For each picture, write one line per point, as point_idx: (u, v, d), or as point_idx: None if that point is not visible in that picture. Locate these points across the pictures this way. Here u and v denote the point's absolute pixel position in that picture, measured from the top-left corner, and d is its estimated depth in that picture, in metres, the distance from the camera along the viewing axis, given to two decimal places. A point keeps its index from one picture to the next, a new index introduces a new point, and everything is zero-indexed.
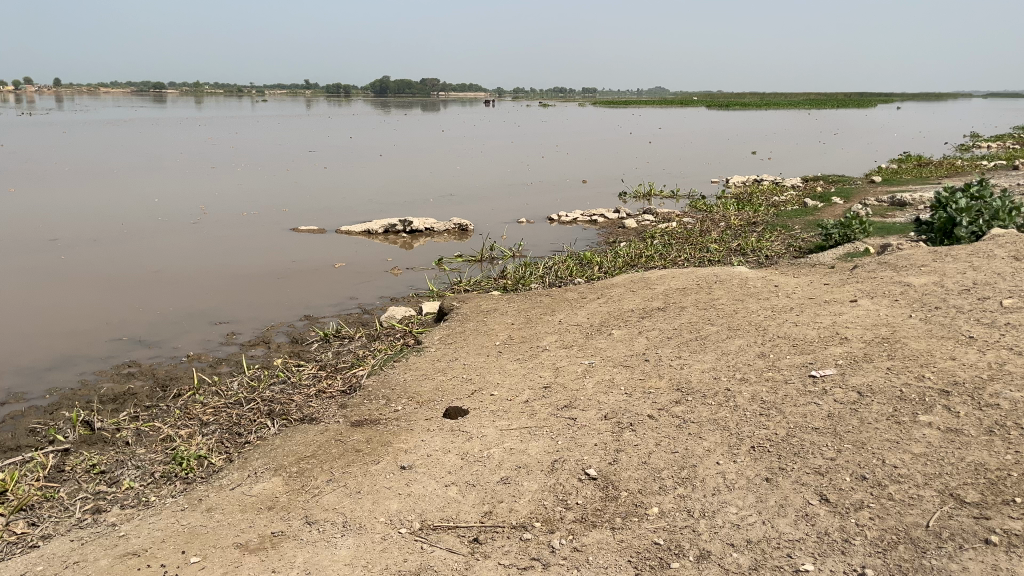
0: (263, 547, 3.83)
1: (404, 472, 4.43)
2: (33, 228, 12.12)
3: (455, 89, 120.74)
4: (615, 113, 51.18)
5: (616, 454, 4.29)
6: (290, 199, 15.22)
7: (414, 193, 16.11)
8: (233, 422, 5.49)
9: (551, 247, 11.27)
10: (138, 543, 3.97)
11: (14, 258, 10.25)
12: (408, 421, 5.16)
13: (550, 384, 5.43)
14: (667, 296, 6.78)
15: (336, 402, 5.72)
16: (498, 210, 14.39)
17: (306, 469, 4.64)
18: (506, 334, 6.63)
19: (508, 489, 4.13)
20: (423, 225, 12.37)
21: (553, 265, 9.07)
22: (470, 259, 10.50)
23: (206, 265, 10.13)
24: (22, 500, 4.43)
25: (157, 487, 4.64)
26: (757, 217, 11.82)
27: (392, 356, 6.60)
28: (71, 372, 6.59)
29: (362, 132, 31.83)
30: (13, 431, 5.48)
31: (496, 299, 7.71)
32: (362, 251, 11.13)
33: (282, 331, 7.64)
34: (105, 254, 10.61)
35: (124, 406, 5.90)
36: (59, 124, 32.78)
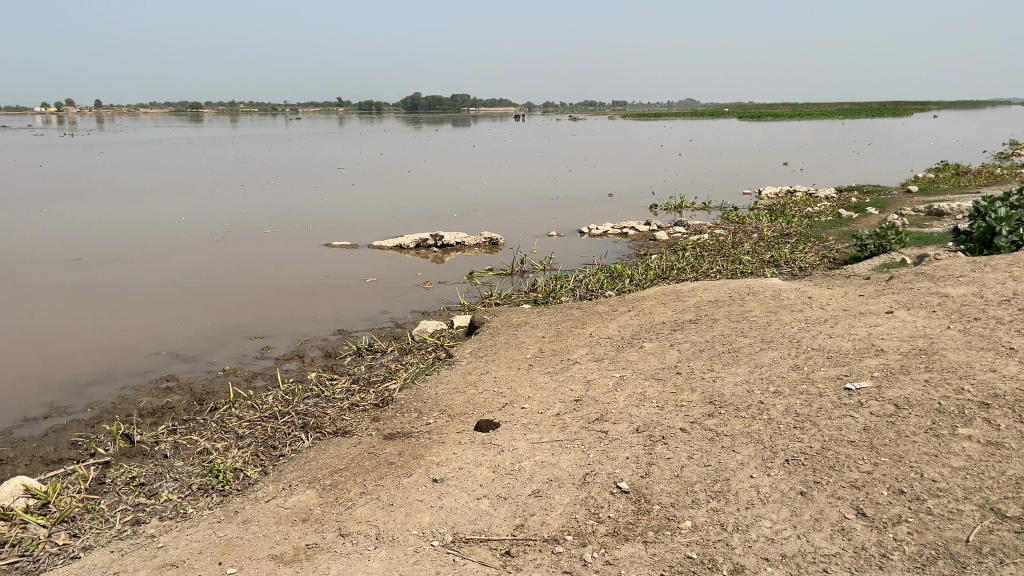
0: (297, 558, 3.87)
1: (436, 485, 4.45)
2: (70, 245, 12.37)
3: (485, 103, 121.31)
4: (644, 126, 51.02)
5: (648, 467, 4.28)
6: (322, 215, 15.40)
7: (443, 208, 16.21)
8: (268, 435, 5.56)
9: (582, 260, 11.28)
10: (176, 554, 4.04)
11: (54, 276, 10.46)
12: (440, 434, 5.19)
13: (582, 397, 5.42)
14: (699, 308, 6.74)
15: (369, 415, 5.77)
16: (528, 223, 14.44)
17: (340, 482, 4.69)
18: (537, 347, 6.63)
19: (539, 502, 4.13)
20: (454, 240, 12.44)
21: (584, 278, 9.07)
22: (500, 272, 10.54)
23: (240, 280, 10.29)
24: (64, 512, 4.53)
25: (194, 499, 4.72)
26: (790, 229, 11.70)
27: (423, 369, 6.65)
28: (111, 386, 6.73)
29: (391, 148, 32.13)
30: (55, 443, 5.61)
31: (527, 312, 7.72)
32: (393, 265, 11.24)
33: (316, 345, 7.74)
34: (141, 270, 10.81)
35: (163, 419, 6.02)
36: (95, 144, 33.50)
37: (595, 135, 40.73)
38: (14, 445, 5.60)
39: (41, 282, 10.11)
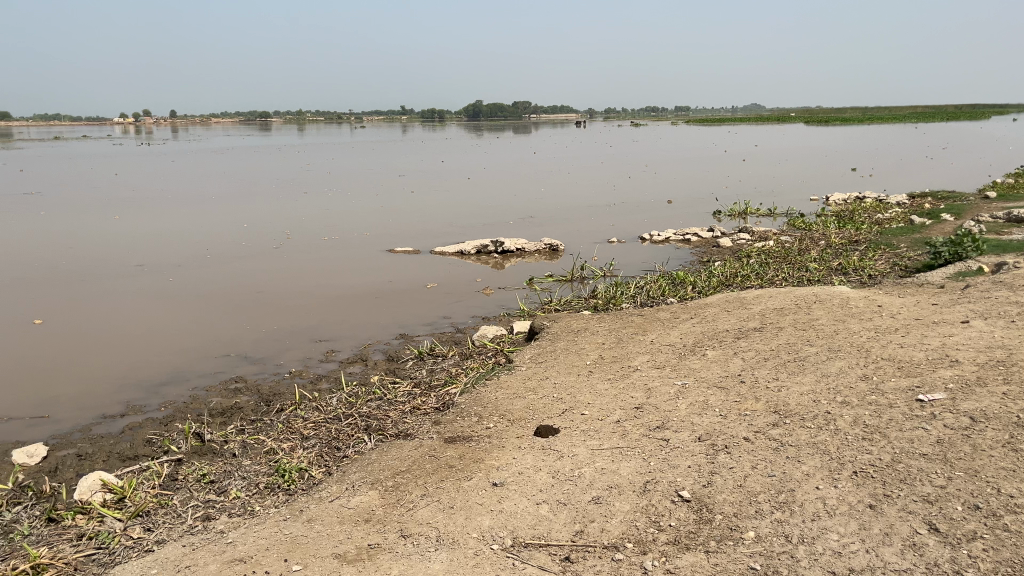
0: (360, 558, 3.94)
1: (496, 489, 4.47)
2: (142, 251, 12.78)
3: (546, 110, 121.57)
4: (707, 131, 50.38)
5: (710, 476, 4.22)
6: (384, 221, 15.64)
7: (501, 214, 16.27)
8: (332, 436, 5.67)
9: (644, 267, 11.19)
10: (245, 549, 4.16)
11: (128, 280, 10.85)
12: (500, 439, 5.21)
13: (642, 404, 5.37)
14: (764, 316, 6.62)
15: (430, 419, 5.84)
16: (589, 230, 14.40)
17: (401, 483, 4.75)
18: (597, 354, 6.61)
19: (599, 509, 4.12)
20: (514, 246, 12.48)
21: (645, 285, 9.00)
22: (561, 278, 10.54)
23: (305, 285, 10.50)
24: (139, 506, 4.71)
25: (262, 497, 4.85)
26: (859, 236, 11.39)
27: (483, 374, 6.70)
28: (183, 386, 6.95)
29: (451, 155, 32.42)
30: (131, 440, 5.83)
31: (588, 319, 7.70)
32: (453, 271, 11.35)
33: (378, 349, 7.87)
34: (210, 275, 11.12)
35: (231, 419, 6.19)
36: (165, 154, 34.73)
37: (657, 141, 40.42)
38: (93, 442, 5.83)
39: (116, 286, 10.50)
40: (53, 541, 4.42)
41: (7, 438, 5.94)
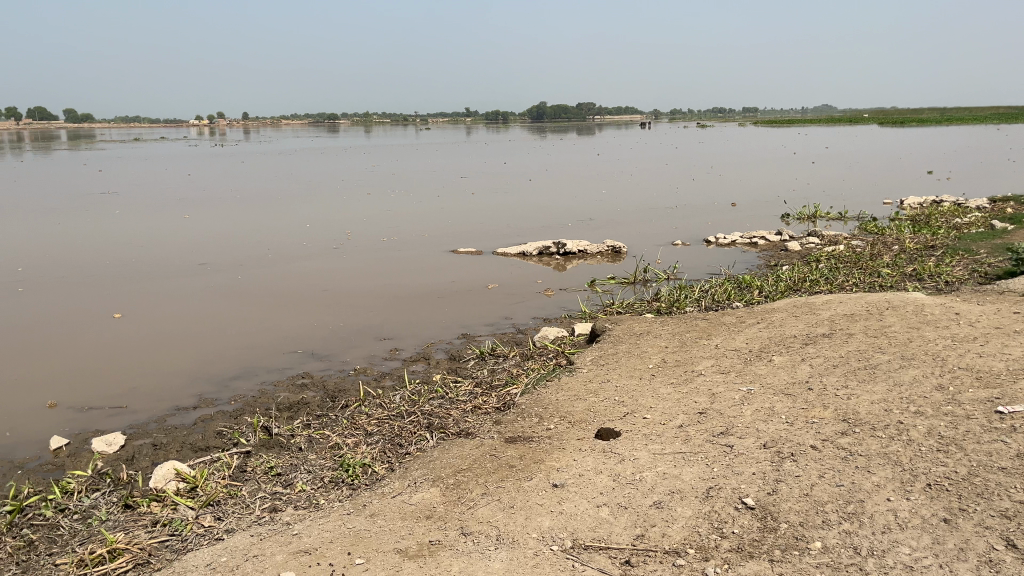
0: (421, 554, 3.99)
1: (556, 491, 4.47)
2: (212, 249, 13.19)
3: (610, 112, 120.79)
4: (776, 133, 49.45)
5: (775, 484, 4.14)
6: (447, 222, 15.79)
7: (563, 216, 16.25)
8: (395, 433, 5.76)
9: (709, 270, 11.04)
10: (310, 541, 4.26)
11: (201, 277, 11.21)
12: (561, 440, 5.21)
13: (706, 410, 5.30)
14: (834, 322, 6.46)
15: (491, 419, 5.87)
16: (652, 232, 14.28)
17: (462, 481, 4.79)
18: (660, 357, 6.55)
19: (661, 514, 4.08)
20: (577, 248, 12.45)
21: (710, 289, 8.87)
22: (623, 281, 10.47)
23: (370, 285, 10.68)
24: (209, 496, 4.87)
25: (327, 491, 4.96)
26: (936, 241, 11.00)
27: (544, 375, 6.70)
28: (252, 381, 7.15)
29: (514, 157, 32.60)
30: (203, 432, 6.02)
31: (651, 322, 7.63)
32: (515, 272, 11.41)
33: (440, 348, 7.95)
34: (279, 273, 11.41)
35: (298, 414, 6.34)
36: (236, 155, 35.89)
37: (723, 143, 39.79)
38: (167, 433, 6.05)
39: (190, 283, 10.85)
40: (129, 526, 4.60)
41: (88, 426, 6.21)
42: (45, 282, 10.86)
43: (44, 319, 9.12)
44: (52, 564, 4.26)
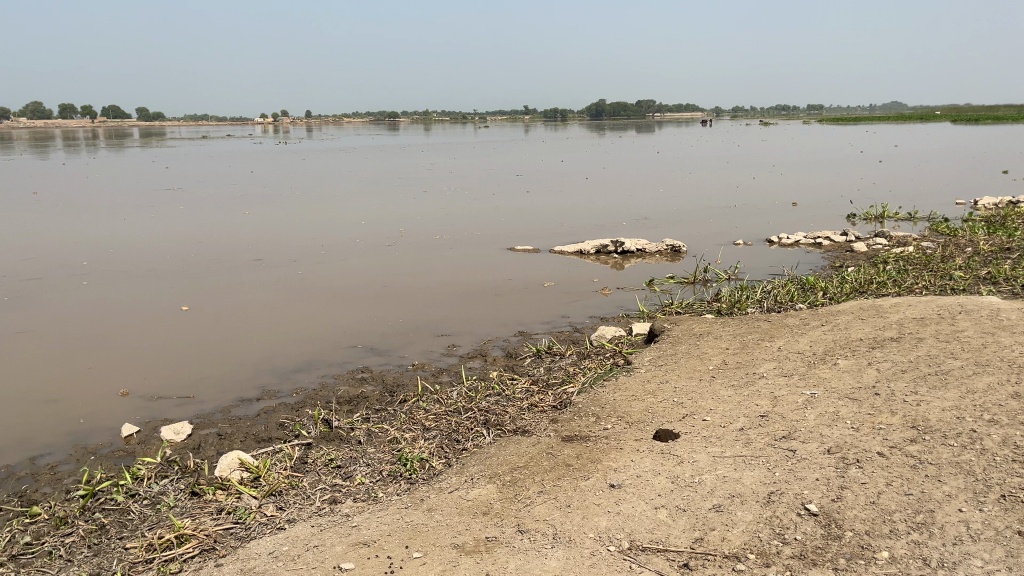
0: (478, 550, 4.02)
1: (614, 491, 4.44)
2: (273, 244, 13.45)
3: (670, 109, 119.17)
4: (842, 131, 48.14)
5: (840, 491, 4.03)
6: (504, 220, 15.79)
7: (619, 215, 16.11)
8: (452, 428, 5.80)
9: (771, 271, 10.82)
10: (369, 533, 4.32)
11: (263, 272, 11.44)
12: (618, 440, 5.17)
13: (768, 413, 5.20)
14: (903, 326, 6.27)
15: (548, 417, 5.87)
16: (712, 232, 14.07)
17: (519, 479, 4.80)
18: (720, 359, 6.45)
19: (720, 517, 4.02)
20: (635, 246, 12.34)
21: (773, 289, 8.70)
22: (682, 280, 10.34)
23: (426, 281, 10.78)
24: (272, 486, 4.98)
25: (385, 484, 5.03)
26: (1012, 243, 10.57)
27: (601, 374, 6.66)
28: (313, 374, 7.29)
29: (571, 155, 32.48)
30: (266, 423, 6.16)
31: (711, 322, 7.51)
32: (573, 270, 11.38)
33: (497, 345, 7.97)
34: (339, 269, 11.60)
35: (358, 407, 6.44)
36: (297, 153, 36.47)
37: (786, 141, 38.92)
38: (232, 423, 6.21)
39: (252, 278, 11.08)
40: (196, 512, 4.74)
41: (157, 415, 6.42)
42: (114, 276, 11.21)
43: (115, 311, 9.42)
44: (122, 547, 4.42)
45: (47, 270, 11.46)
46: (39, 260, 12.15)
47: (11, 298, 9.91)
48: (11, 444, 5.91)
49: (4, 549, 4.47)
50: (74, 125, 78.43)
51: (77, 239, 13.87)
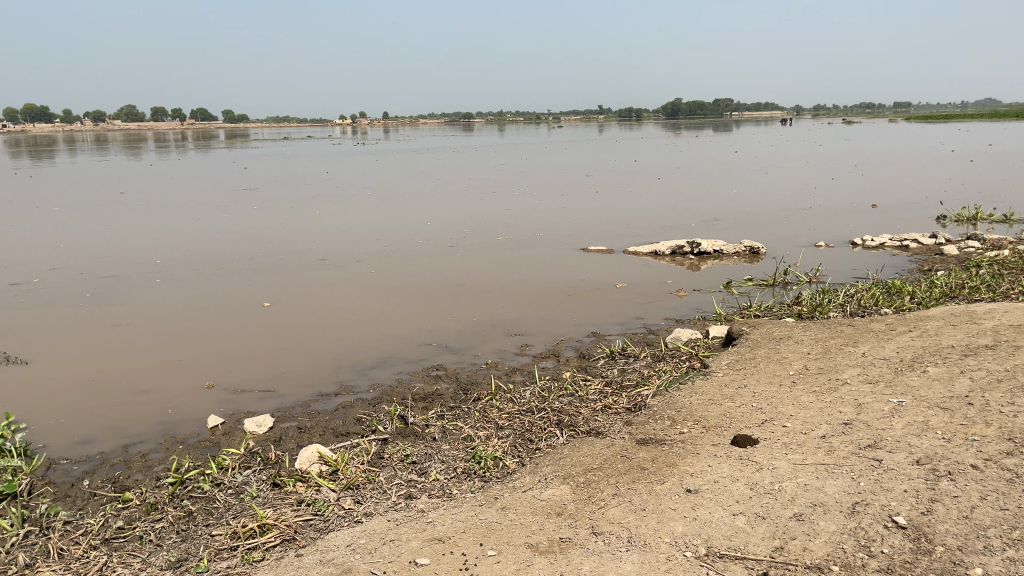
0: (552, 550, 4.02)
1: (690, 496, 4.37)
2: (347, 243, 13.71)
3: (747, 109, 116.41)
4: (930, 129, 46.26)
5: (929, 504, 3.88)
6: (574, 221, 15.72)
7: (691, 216, 15.83)
8: (525, 428, 5.82)
9: (854, 274, 10.48)
10: (444, 530, 4.37)
11: (335, 270, 11.67)
12: (694, 445, 5.09)
13: (852, 420, 5.04)
14: (998, 333, 5.99)
15: (622, 419, 5.82)
16: (791, 234, 13.70)
17: (593, 480, 4.77)
18: (801, 364, 6.28)
19: (802, 526, 3.91)
20: (712, 247, 12.14)
21: (856, 293, 8.43)
22: (761, 283, 10.12)
23: (498, 281, 10.80)
24: (350, 480, 5.09)
25: (459, 482, 5.07)
26: None
27: (677, 377, 6.56)
28: (389, 371, 7.42)
29: (646, 155, 32.11)
30: (344, 418, 6.30)
31: (791, 326, 7.32)
32: (647, 271, 11.23)
33: (570, 345, 7.95)
34: (411, 268, 11.74)
35: (433, 404, 6.52)
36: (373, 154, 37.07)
37: (871, 140, 37.53)
38: (312, 417, 6.37)
39: (324, 276, 11.31)
40: (278, 503, 4.88)
41: (241, 407, 6.63)
42: (191, 273, 11.59)
43: (193, 307, 9.74)
44: (208, 534, 4.58)
45: (128, 267, 11.91)
46: (121, 257, 12.63)
47: (95, 293, 10.34)
48: (107, 431, 6.20)
49: (99, 531, 4.68)
50: (163, 128, 81.72)
51: (159, 237, 14.38)
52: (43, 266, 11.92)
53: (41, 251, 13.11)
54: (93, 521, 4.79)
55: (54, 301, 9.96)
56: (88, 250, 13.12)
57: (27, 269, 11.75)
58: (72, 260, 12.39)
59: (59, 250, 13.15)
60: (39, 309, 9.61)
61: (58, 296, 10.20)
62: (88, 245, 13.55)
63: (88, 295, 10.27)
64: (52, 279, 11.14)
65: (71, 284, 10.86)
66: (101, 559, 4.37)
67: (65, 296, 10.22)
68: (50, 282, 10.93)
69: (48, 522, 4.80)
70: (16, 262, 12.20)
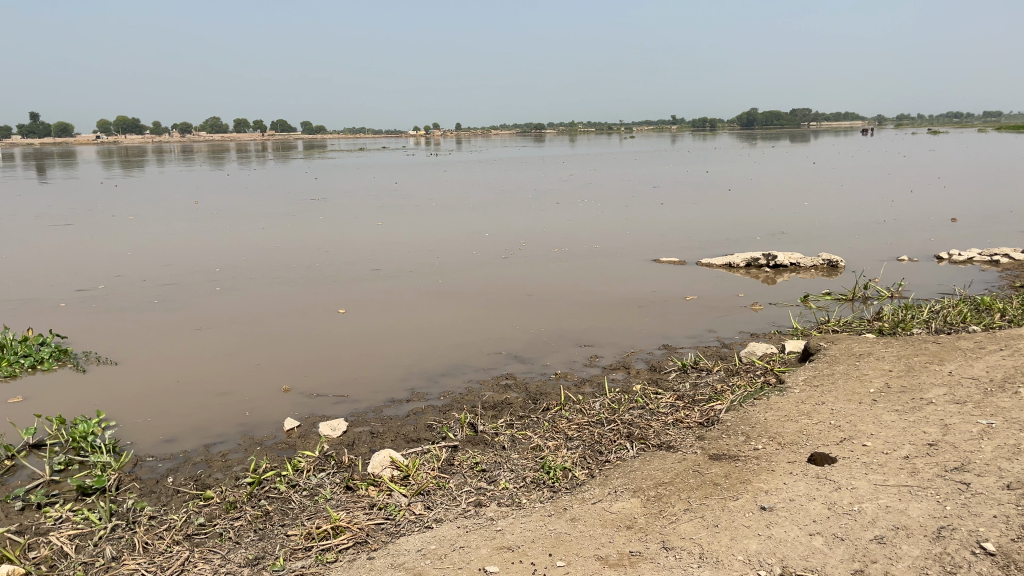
0: (622, 563, 3.99)
1: (764, 514, 4.28)
2: (413, 252, 13.94)
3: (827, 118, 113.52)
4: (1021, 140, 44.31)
5: (1021, 530, 3.70)
6: (637, 233, 15.58)
7: (761, 229, 15.52)
8: (595, 439, 5.78)
9: (939, 290, 10.08)
10: (513, 538, 4.38)
11: (401, 279, 11.85)
12: (769, 462, 4.98)
13: (937, 441, 4.85)
14: None
15: (694, 433, 5.73)
16: (871, 248, 13.28)
17: (664, 495, 4.72)
18: (883, 381, 6.07)
19: (883, 549, 3.79)
20: (788, 260, 11.89)
21: (942, 310, 8.12)
22: (840, 297, 9.83)
23: (565, 292, 10.78)
24: (421, 486, 5.16)
25: (529, 491, 5.08)
26: None
27: (752, 393, 6.42)
28: (459, 378, 7.49)
29: (718, 166, 31.58)
30: (415, 424, 6.38)
31: (872, 342, 7.09)
32: (717, 284, 11.04)
33: (641, 357, 7.88)
34: (475, 277, 11.84)
35: (502, 413, 6.55)
36: (443, 164, 37.55)
37: (956, 151, 36.16)
38: (384, 422, 6.48)
39: (383, 285, 11.45)
40: (351, 506, 4.97)
41: (316, 411, 6.80)
42: (249, 280, 11.87)
43: (262, 312, 10.02)
44: (284, 534, 4.71)
45: (189, 275, 12.28)
46: (195, 264, 13.12)
47: (162, 299, 10.71)
48: (189, 431, 6.44)
49: (181, 527, 4.86)
50: (242, 138, 84.93)
51: (222, 246, 14.80)
52: (109, 273, 12.41)
53: (122, 257, 13.74)
54: (176, 517, 4.97)
55: (120, 306, 10.36)
56: (154, 258, 13.59)
57: (95, 275, 12.26)
58: (149, 266, 12.92)
59: (127, 257, 13.67)
60: (106, 312, 10.02)
61: (129, 301, 10.61)
62: (153, 253, 14.02)
63: (154, 300, 10.66)
64: (116, 284, 11.58)
65: (135, 290, 11.27)
66: (183, 554, 4.53)
67: (131, 301, 10.62)
68: (131, 287, 11.43)
69: (134, 517, 5.01)
70: (85, 268, 12.75)
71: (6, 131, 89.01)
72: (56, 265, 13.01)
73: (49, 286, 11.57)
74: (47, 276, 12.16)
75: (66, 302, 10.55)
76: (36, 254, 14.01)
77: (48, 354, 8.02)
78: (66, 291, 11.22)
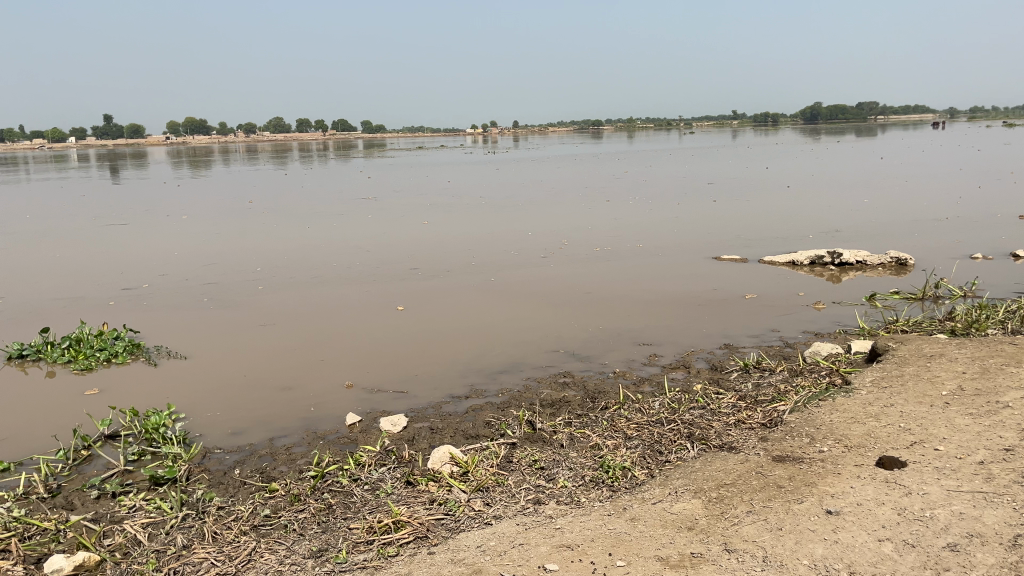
0: (683, 565, 3.95)
1: (830, 518, 4.18)
2: (467, 251, 13.98)
3: (894, 111, 110.29)
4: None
5: None
6: (692, 231, 15.34)
7: (821, 227, 15.13)
8: (654, 439, 5.74)
9: (1016, 290, 9.67)
10: (572, 537, 4.37)
11: (454, 277, 11.88)
12: (835, 465, 4.86)
13: (1015, 447, 4.66)
14: None
15: (756, 435, 5.63)
16: (941, 246, 12.84)
17: (727, 497, 4.64)
18: (956, 384, 5.87)
19: (957, 557, 3.66)
20: (854, 258, 11.57)
21: (1019, 310, 7.79)
22: (908, 296, 9.53)
23: (621, 291, 10.67)
24: (480, 482, 5.19)
25: (588, 490, 5.06)
26: None
27: (816, 394, 6.27)
28: (518, 376, 7.51)
29: (779, 162, 30.89)
30: (474, 421, 6.42)
31: (943, 343, 6.85)
32: (779, 283, 10.79)
33: (701, 357, 7.78)
34: (528, 275, 11.81)
35: (561, 410, 6.54)
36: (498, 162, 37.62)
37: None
38: (443, 419, 6.53)
39: (432, 283, 11.49)
40: (412, 500, 5.04)
41: (377, 407, 6.89)
42: (307, 279, 12.06)
43: (318, 310, 10.16)
44: (347, 527, 4.79)
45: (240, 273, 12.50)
46: (253, 262, 13.37)
47: (212, 297, 10.92)
48: (256, 425, 6.60)
49: (248, 517, 4.99)
50: (304, 138, 86.82)
51: (271, 245, 14.99)
52: (164, 271, 12.73)
53: (181, 256, 14.06)
54: (243, 508, 5.10)
55: (172, 304, 10.60)
56: (214, 257, 13.90)
57: (156, 274, 12.56)
58: (207, 265, 13.21)
59: (189, 256, 14.02)
60: (164, 310, 10.29)
61: (192, 298, 10.88)
62: (202, 253, 14.29)
63: (206, 299, 10.87)
64: (167, 283, 11.84)
65: (184, 289, 11.48)
66: (250, 544, 4.65)
67: (184, 299, 10.85)
68: (192, 285, 11.70)
69: (204, 507, 5.17)
70: (138, 267, 13.06)
71: (82, 133, 92.64)
72: (120, 264, 13.42)
73: (104, 284, 11.89)
74: (101, 276, 12.49)
75: (126, 299, 10.87)
76: (92, 254, 14.41)
77: (122, 348, 8.33)
78: (118, 290, 11.51)
